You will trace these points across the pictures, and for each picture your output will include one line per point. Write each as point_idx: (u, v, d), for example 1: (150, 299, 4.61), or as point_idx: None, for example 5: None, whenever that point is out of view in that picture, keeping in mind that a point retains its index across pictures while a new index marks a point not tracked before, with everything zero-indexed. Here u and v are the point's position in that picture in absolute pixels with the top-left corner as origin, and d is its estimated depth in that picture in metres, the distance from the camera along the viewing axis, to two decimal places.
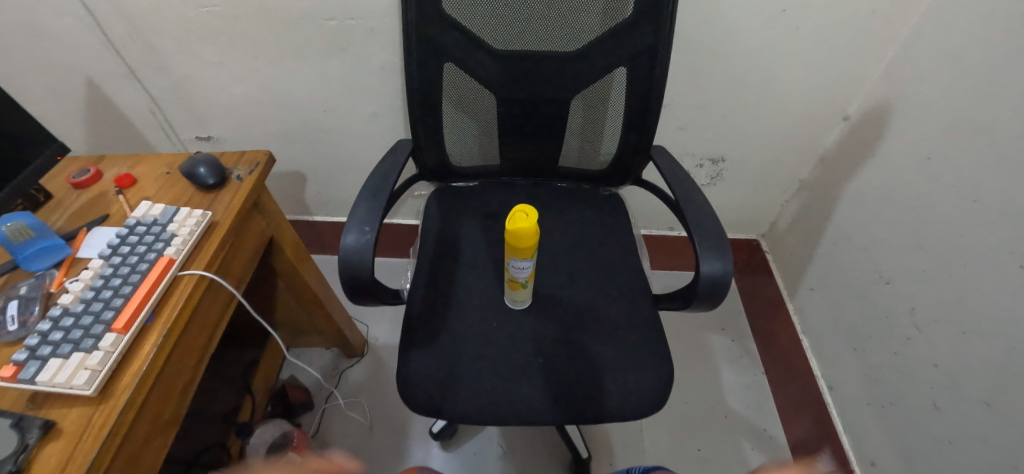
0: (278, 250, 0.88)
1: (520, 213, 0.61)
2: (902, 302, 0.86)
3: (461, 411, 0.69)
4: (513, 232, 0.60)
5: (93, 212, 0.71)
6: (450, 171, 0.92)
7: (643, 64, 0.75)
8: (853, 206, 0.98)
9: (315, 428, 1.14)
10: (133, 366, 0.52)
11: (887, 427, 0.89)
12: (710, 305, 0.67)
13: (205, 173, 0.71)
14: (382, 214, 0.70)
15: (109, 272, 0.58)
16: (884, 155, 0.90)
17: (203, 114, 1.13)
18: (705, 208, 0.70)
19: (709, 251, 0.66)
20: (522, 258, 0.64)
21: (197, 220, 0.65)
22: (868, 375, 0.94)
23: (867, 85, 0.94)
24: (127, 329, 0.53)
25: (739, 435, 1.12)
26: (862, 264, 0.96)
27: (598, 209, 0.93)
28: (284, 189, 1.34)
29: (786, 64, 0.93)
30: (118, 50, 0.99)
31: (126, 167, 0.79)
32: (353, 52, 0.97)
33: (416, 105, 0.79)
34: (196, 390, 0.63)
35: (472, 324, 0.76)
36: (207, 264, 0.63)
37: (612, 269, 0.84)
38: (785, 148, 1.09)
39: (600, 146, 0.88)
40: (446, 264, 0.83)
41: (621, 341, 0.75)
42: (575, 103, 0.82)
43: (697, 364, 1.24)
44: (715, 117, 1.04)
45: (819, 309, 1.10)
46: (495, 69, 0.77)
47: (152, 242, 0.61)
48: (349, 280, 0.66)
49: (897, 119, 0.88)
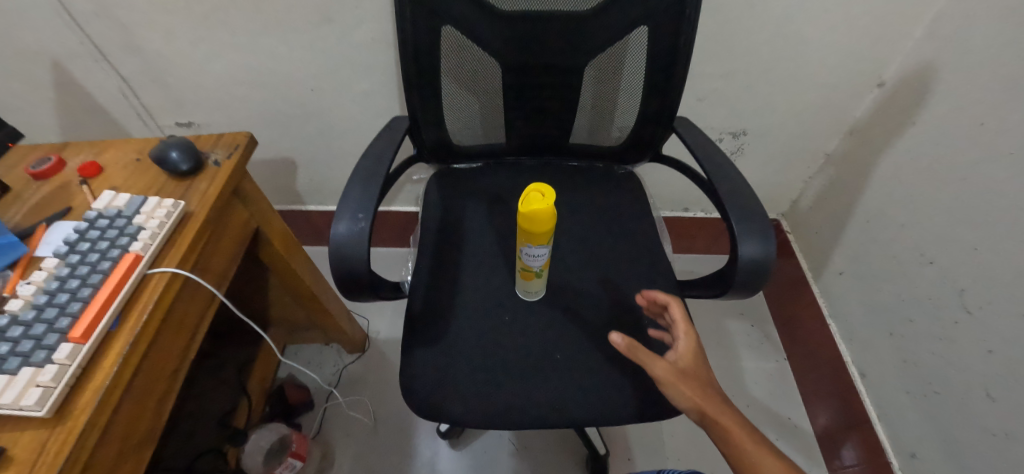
0: (266, 242, 0.80)
1: (535, 193, 0.54)
2: (948, 284, 0.78)
3: (470, 416, 0.62)
4: (528, 215, 0.53)
5: (54, 205, 0.64)
6: (450, 151, 0.84)
7: (667, 23, 0.66)
8: (888, 179, 0.91)
9: (315, 429, 1.08)
10: (95, 380, 0.45)
11: (927, 417, 0.83)
12: (748, 293, 0.60)
13: (177, 158, 0.64)
14: (377, 198, 0.62)
15: (65, 273, 0.50)
16: (926, 122, 0.82)
17: (181, 98, 1.04)
18: (741, 184, 0.63)
19: (749, 231, 0.58)
20: (537, 245, 0.57)
21: (167, 211, 0.57)
22: (906, 362, 0.87)
23: (906, 47, 0.86)
24: (87, 337, 0.46)
25: (762, 425, 1.06)
26: (899, 242, 0.88)
27: (613, 188, 0.86)
28: (274, 177, 1.26)
29: (816, 27, 0.84)
30: (82, 28, 0.90)
31: (92, 155, 0.71)
32: (340, 22, 0.88)
33: (411, 78, 0.70)
34: (174, 400, 0.56)
35: (479, 320, 0.69)
36: (180, 260, 0.55)
37: (630, 254, 0.76)
38: (812, 119, 1.01)
39: (615, 119, 0.80)
40: (449, 254, 0.75)
41: (645, 333, 0.68)
42: (589, 72, 0.74)
43: (717, 351, 1.18)
44: (737, 87, 0.96)
45: (847, 291, 1.02)
46: (499, 34, 0.69)
47: (115, 237, 0.54)
48: (342, 275, 0.58)
49: (944, 83, 0.79)
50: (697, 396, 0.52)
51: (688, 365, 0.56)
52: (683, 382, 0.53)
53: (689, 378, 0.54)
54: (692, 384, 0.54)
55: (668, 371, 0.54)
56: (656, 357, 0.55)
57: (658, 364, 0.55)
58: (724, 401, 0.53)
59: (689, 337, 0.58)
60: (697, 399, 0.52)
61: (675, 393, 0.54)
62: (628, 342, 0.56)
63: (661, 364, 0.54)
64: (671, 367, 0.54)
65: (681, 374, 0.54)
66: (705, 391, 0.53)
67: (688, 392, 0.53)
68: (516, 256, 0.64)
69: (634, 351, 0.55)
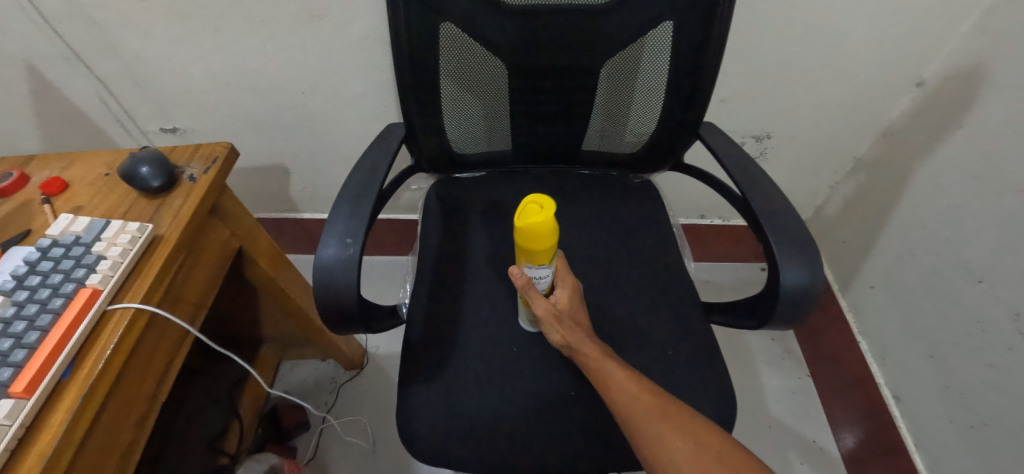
0: (250, 260, 0.74)
1: (532, 204, 0.47)
2: (1001, 305, 0.71)
3: (477, 461, 0.56)
4: (523, 233, 0.46)
5: (11, 228, 0.57)
6: (451, 160, 0.77)
7: (695, 18, 0.58)
8: (928, 188, 0.83)
9: (310, 453, 1.02)
10: (40, 440, 0.39)
11: (972, 449, 0.76)
12: (790, 325, 0.53)
13: (148, 173, 0.57)
14: (369, 221, 0.55)
15: (11, 313, 0.44)
16: (975, 126, 0.75)
17: (164, 102, 0.98)
18: (780, 202, 0.55)
19: (792, 257, 0.51)
20: (536, 264, 0.50)
21: (132, 236, 0.51)
22: (949, 387, 0.80)
23: (952, 41, 0.78)
24: (32, 391, 0.40)
25: (785, 447, 1.00)
26: (941, 257, 0.81)
27: (630, 200, 0.79)
28: (267, 185, 1.19)
29: (852, 21, 0.77)
30: (54, 29, 0.84)
31: (57, 169, 0.64)
32: (332, 19, 0.81)
33: (407, 82, 0.63)
34: (141, 450, 0.50)
35: (485, 350, 0.62)
36: (147, 293, 0.49)
37: (650, 274, 0.70)
38: (842, 121, 0.94)
39: (632, 124, 0.73)
40: (451, 276, 0.69)
41: (669, 367, 0.61)
42: (603, 73, 0.67)
43: (735, 367, 1.12)
44: (762, 87, 0.88)
45: (878, 306, 0.95)
46: (505, 32, 0.61)
47: (71, 268, 0.47)
48: (329, 307, 0.52)
49: (998, 82, 0.71)
50: (567, 334, 0.54)
51: (565, 306, 0.56)
52: (558, 324, 0.54)
53: (562, 318, 0.55)
54: (564, 322, 0.55)
55: (546, 309, 0.54)
56: (538, 296, 0.53)
57: (538, 304, 0.54)
58: (588, 334, 0.56)
59: (569, 279, 0.58)
60: (565, 335, 0.54)
61: (548, 332, 0.55)
62: (524, 278, 0.51)
63: (543, 303, 0.53)
64: (550, 309, 0.54)
65: (557, 316, 0.54)
66: (573, 326, 0.55)
67: (559, 330, 0.54)
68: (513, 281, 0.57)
69: (526, 287, 0.52)
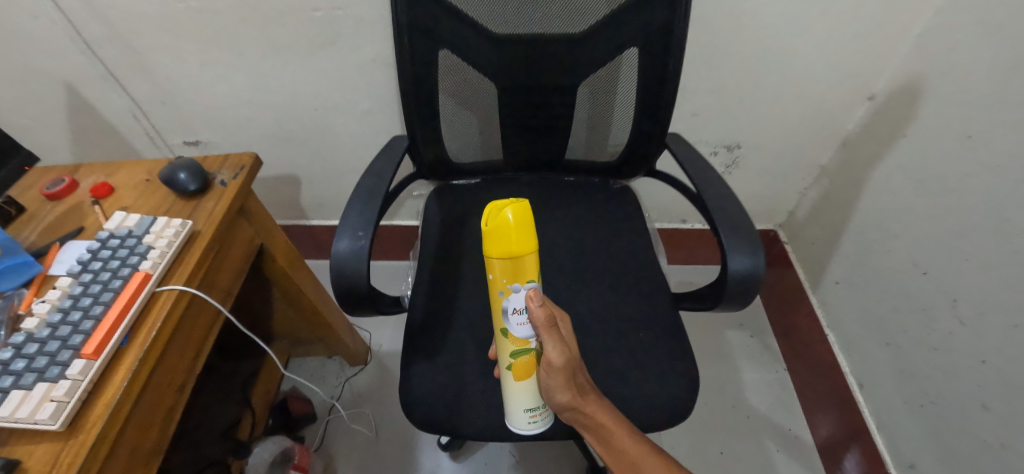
0: (269, 258, 0.83)
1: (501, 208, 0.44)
2: (941, 294, 0.79)
3: (470, 429, 0.64)
4: (503, 230, 0.43)
5: (66, 226, 0.66)
6: (449, 167, 0.86)
7: (657, 45, 0.68)
8: (880, 191, 0.92)
9: (318, 441, 1.10)
10: (106, 394, 0.47)
11: (924, 427, 0.84)
12: (739, 305, 0.61)
13: (185, 179, 0.66)
14: (377, 218, 0.64)
15: (78, 291, 0.53)
16: (915, 136, 0.84)
17: (189, 118, 1.08)
18: (730, 199, 0.64)
19: (739, 246, 0.60)
20: (524, 281, 0.46)
21: (175, 230, 0.59)
22: (903, 372, 0.88)
23: (895, 60, 0.88)
24: (98, 353, 0.48)
25: (761, 435, 1.07)
26: (892, 253, 0.89)
27: (609, 203, 0.87)
28: (279, 193, 1.28)
29: (803, 44, 0.87)
30: (96, 53, 0.94)
31: (103, 175, 0.73)
32: (344, 44, 0.91)
33: (410, 99, 0.73)
34: (180, 414, 0.58)
35: (478, 334, 0.70)
36: (188, 278, 0.58)
37: (626, 268, 0.78)
38: (804, 132, 1.03)
39: (610, 136, 0.82)
40: (448, 270, 0.77)
41: (640, 348, 0.69)
42: (582, 90, 0.76)
43: (716, 362, 1.19)
44: (729, 101, 0.98)
45: (843, 302, 1.03)
46: (495, 56, 0.71)
47: (126, 256, 0.56)
48: (344, 290, 0.60)
49: (932, 96, 0.81)
50: (577, 397, 0.53)
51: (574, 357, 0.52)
52: (568, 387, 0.52)
53: (574, 378, 0.52)
54: (576, 382, 0.52)
55: (566, 362, 0.49)
56: (557, 339, 0.48)
57: (556, 358, 0.48)
58: (597, 397, 0.56)
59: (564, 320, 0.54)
60: (574, 395, 0.52)
61: (555, 390, 0.52)
62: (544, 309, 0.47)
63: (561, 350, 0.49)
64: (565, 365, 0.50)
65: (569, 375, 0.51)
66: (580, 386, 0.54)
67: (571, 390, 0.52)
68: (500, 341, 0.50)
69: (548, 321, 0.48)
